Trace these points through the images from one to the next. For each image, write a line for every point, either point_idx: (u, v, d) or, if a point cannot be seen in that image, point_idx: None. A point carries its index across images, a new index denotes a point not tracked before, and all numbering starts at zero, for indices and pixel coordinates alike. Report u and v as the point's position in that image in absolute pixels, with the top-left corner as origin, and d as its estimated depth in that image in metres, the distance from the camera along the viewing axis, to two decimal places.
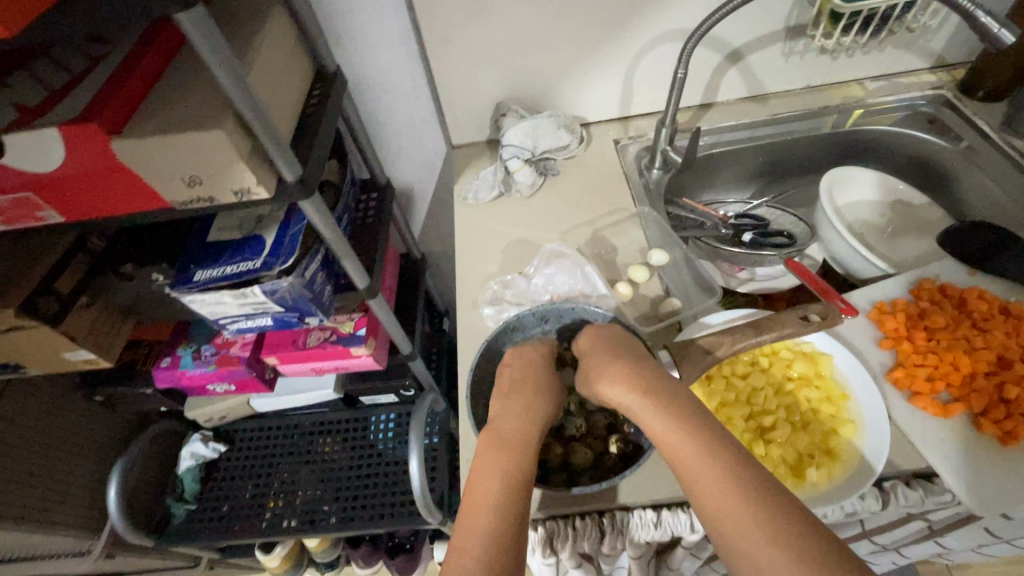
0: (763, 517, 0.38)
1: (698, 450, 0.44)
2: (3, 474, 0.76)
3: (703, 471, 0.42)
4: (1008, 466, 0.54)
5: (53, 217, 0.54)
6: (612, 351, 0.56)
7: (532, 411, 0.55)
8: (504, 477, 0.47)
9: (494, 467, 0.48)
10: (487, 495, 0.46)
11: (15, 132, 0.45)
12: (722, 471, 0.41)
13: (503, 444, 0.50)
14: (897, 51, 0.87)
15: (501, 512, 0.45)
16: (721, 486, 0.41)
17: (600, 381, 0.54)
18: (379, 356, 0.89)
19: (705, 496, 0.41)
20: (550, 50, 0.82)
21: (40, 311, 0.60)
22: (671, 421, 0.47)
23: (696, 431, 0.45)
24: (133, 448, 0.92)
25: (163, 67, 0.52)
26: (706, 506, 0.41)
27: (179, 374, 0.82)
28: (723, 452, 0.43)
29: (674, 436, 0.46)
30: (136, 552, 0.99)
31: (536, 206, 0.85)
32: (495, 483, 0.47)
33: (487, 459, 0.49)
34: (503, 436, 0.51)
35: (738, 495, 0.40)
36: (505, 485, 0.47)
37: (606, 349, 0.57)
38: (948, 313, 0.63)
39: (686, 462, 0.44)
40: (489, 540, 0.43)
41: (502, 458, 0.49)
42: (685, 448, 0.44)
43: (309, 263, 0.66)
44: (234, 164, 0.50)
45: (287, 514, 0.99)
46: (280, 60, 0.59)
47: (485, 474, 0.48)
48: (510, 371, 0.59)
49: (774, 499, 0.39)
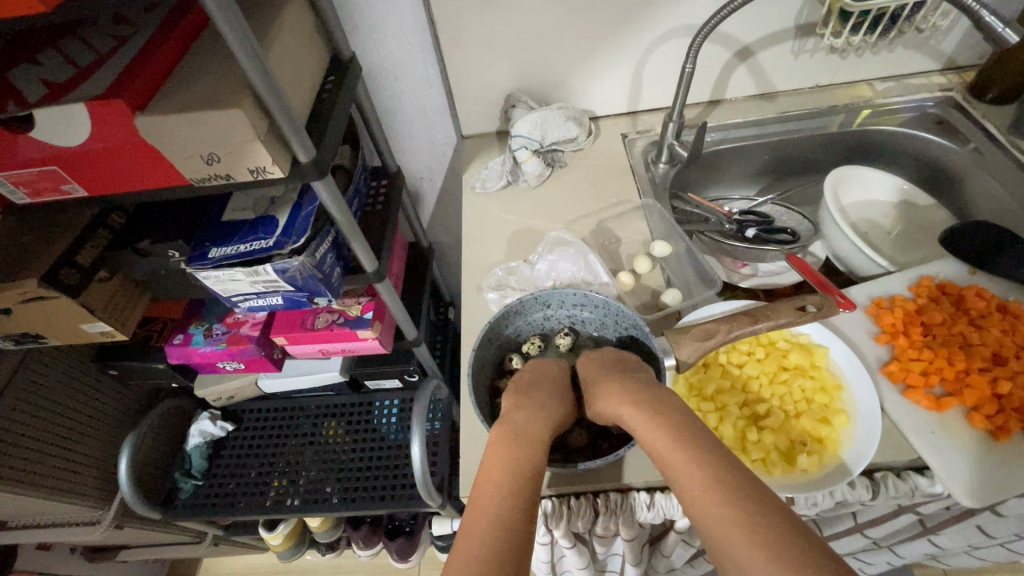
0: (750, 521, 0.37)
1: (686, 453, 0.43)
2: (21, 442, 0.79)
3: (690, 473, 0.41)
4: (998, 459, 0.55)
5: (76, 191, 0.57)
6: (612, 369, 0.55)
7: (541, 404, 0.53)
8: (512, 468, 0.45)
9: (501, 460, 0.46)
10: (493, 490, 0.43)
11: (45, 106, 0.47)
12: (710, 476, 0.40)
13: (512, 437, 0.48)
14: (907, 53, 0.88)
15: (508, 504, 0.42)
16: (707, 490, 0.40)
17: (597, 398, 0.53)
18: (385, 340, 0.91)
19: (692, 499, 0.40)
20: (562, 44, 0.84)
21: (62, 282, 0.62)
22: (659, 425, 0.46)
23: (684, 433, 0.44)
24: (144, 423, 0.94)
25: (185, 48, 0.54)
26: (692, 508, 0.40)
27: (190, 351, 0.84)
28: (714, 456, 0.42)
29: (662, 441, 0.45)
30: (144, 524, 1.02)
31: (543, 197, 0.87)
32: (502, 476, 0.44)
33: (495, 454, 0.47)
34: (514, 430, 0.49)
35: (724, 496, 0.39)
36: (513, 477, 0.44)
37: (609, 367, 0.56)
38: (945, 310, 0.65)
39: (673, 466, 0.43)
40: (495, 532, 0.40)
41: (511, 452, 0.47)
42: (674, 451, 0.43)
43: (320, 245, 0.68)
44: (250, 143, 0.52)
45: (291, 493, 1.01)
46: (297, 45, 0.61)
47: (491, 468, 0.46)
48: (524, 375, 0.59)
49: (760, 497, 0.39)
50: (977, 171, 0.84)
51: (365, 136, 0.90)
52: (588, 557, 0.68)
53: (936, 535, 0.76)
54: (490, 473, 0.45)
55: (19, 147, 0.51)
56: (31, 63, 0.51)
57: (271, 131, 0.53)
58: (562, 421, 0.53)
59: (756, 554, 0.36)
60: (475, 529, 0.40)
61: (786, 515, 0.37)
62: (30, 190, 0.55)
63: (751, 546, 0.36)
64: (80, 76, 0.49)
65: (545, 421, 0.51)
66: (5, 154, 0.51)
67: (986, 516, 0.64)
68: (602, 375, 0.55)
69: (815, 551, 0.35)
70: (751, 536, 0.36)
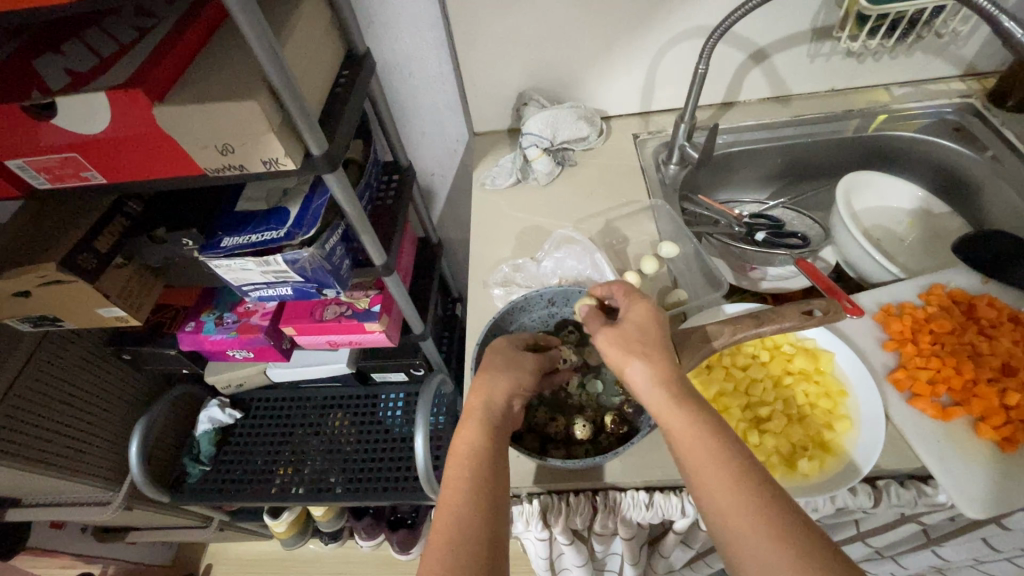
0: (770, 522, 0.38)
1: (707, 449, 0.42)
2: (40, 422, 0.82)
3: (714, 474, 0.41)
4: (1001, 470, 0.55)
5: (96, 178, 0.58)
6: (629, 332, 0.50)
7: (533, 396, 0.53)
8: (482, 457, 0.45)
9: (468, 447, 0.46)
10: (459, 481, 0.44)
11: (69, 95, 0.49)
12: (735, 478, 0.40)
13: (497, 425, 0.49)
14: (925, 58, 0.87)
15: (488, 498, 0.43)
16: (728, 491, 0.40)
17: (628, 363, 0.48)
18: (391, 333, 0.92)
19: (714, 498, 0.40)
20: (576, 43, 0.84)
21: (80, 266, 0.64)
22: (675, 417, 0.45)
23: (711, 427, 0.43)
24: (156, 407, 0.96)
25: (204, 41, 0.55)
26: (714, 506, 0.40)
27: (201, 339, 0.86)
28: (738, 458, 0.41)
29: (683, 431, 0.44)
30: (153, 506, 1.05)
31: (552, 194, 0.87)
32: (470, 468, 0.45)
33: (465, 439, 0.47)
34: (480, 415, 0.49)
35: (751, 501, 0.39)
36: (479, 467, 0.45)
37: (627, 324, 0.51)
38: (955, 319, 0.64)
39: (692, 459, 0.42)
40: (467, 527, 0.41)
41: (483, 439, 0.47)
42: (693, 441, 0.43)
43: (331, 236, 0.69)
44: (264, 135, 0.53)
45: (295, 481, 1.03)
46: (313, 40, 0.62)
47: (459, 454, 0.46)
48: (504, 349, 0.57)
49: (779, 503, 0.39)
50: (994, 179, 0.82)
51: (378, 132, 0.92)
52: (586, 554, 0.69)
53: (940, 546, 0.75)
54: (468, 460, 0.45)
55: (41, 135, 0.52)
56: (56, 52, 0.52)
57: (284, 123, 0.54)
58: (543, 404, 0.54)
59: (776, 553, 0.37)
60: (446, 523, 0.41)
61: (806, 523, 0.38)
62: (51, 176, 0.57)
63: (772, 548, 0.37)
64: (102, 66, 0.51)
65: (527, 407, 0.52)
66: (27, 141, 0.53)
67: (993, 529, 0.63)
68: (625, 341, 0.50)
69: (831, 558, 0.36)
70: (773, 541, 0.37)
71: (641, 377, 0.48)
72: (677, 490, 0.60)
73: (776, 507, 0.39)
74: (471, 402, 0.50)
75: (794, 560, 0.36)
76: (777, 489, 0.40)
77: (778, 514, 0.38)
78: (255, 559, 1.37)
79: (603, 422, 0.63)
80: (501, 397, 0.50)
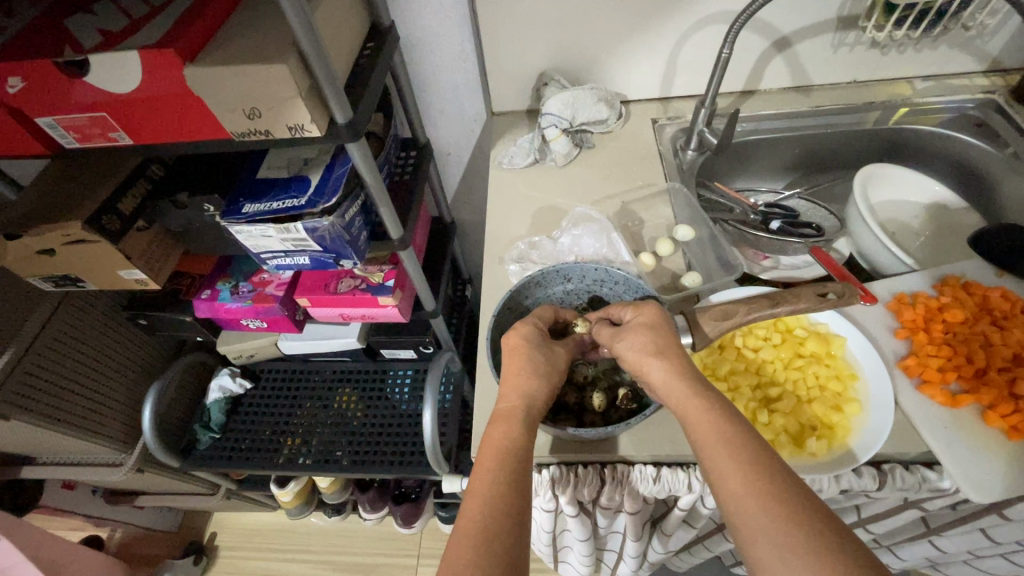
0: (787, 509, 0.40)
1: (724, 441, 0.44)
2: (60, 382, 0.84)
3: (728, 463, 0.43)
4: (1007, 457, 0.55)
5: (123, 140, 0.59)
6: (652, 317, 0.55)
7: (544, 373, 0.54)
8: (509, 450, 0.47)
9: (496, 442, 0.48)
10: (487, 473, 0.46)
11: (100, 53, 0.49)
12: (750, 466, 0.42)
13: (510, 416, 0.50)
14: (950, 52, 0.87)
15: (514, 483, 0.45)
16: (743, 478, 0.42)
17: (652, 353, 0.51)
18: (403, 309, 0.92)
19: (727, 485, 0.42)
20: (599, 24, 0.84)
21: (103, 226, 0.65)
22: (697, 409, 0.47)
23: (728, 421, 0.45)
24: (169, 374, 0.98)
25: (232, 7, 0.56)
26: (725, 494, 0.42)
27: (216, 307, 0.87)
28: (753, 449, 0.43)
29: (702, 423, 0.46)
30: (163, 471, 1.07)
31: (569, 175, 0.87)
32: (498, 459, 0.46)
33: (496, 432, 0.49)
34: (503, 411, 0.51)
35: (763, 490, 0.41)
36: (509, 462, 0.46)
37: (647, 315, 0.56)
38: (968, 309, 0.64)
39: (707, 450, 0.44)
40: (490, 510, 0.43)
41: (512, 433, 0.49)
42: (709, 434, 0.45)
43: (350, 207, 0.69)
44: (292, 100, 0.53)
45: (302, 452, 1.04)
46: (340, 8, 0.62)
47: (485, 446, 0.48)
48: (518, 331, 0.57)
49: (793, 493, 0.41)
50: (1012, 174, 0.82)
51: (399, 108, 0.92)
52: (589, 528, 0.70)
53: (940, 537, 0.76)
54: (489, 453, 0.47)
55: (73, 93, 0.53)
56: (89, 13, 0.53)
57: (311, 89, 0.54)
58: (552, 378, 0.55)
59: (789, 538, 0.38)
60: (472, 511, 0.43)
61: (822, 513, 0.39)
62: (80, 135, 0.58)
63: (793, 545, 0.38)
64: (133, 26, 0.51)
65: (541, 383, 0.53)
66: (58, 99, 0.54)
67: (995, 519, 0.64)
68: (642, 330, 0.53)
69: (843, 544, 0.37)
70: (787, 524, 0.39)
71: (662, 372, 0.51)
72: (685, 466, 0.61)
73: (794, 496, 0.40)
74: (510, 400, 0.52)
75: (808, 546, 0.37)
76: (791, 478, 0.42)
77: (793, 502, 0.40)
78: (259, 529, 1.40)
79: (615, 396, 0.64)
80: (516, 389, 0.52)
